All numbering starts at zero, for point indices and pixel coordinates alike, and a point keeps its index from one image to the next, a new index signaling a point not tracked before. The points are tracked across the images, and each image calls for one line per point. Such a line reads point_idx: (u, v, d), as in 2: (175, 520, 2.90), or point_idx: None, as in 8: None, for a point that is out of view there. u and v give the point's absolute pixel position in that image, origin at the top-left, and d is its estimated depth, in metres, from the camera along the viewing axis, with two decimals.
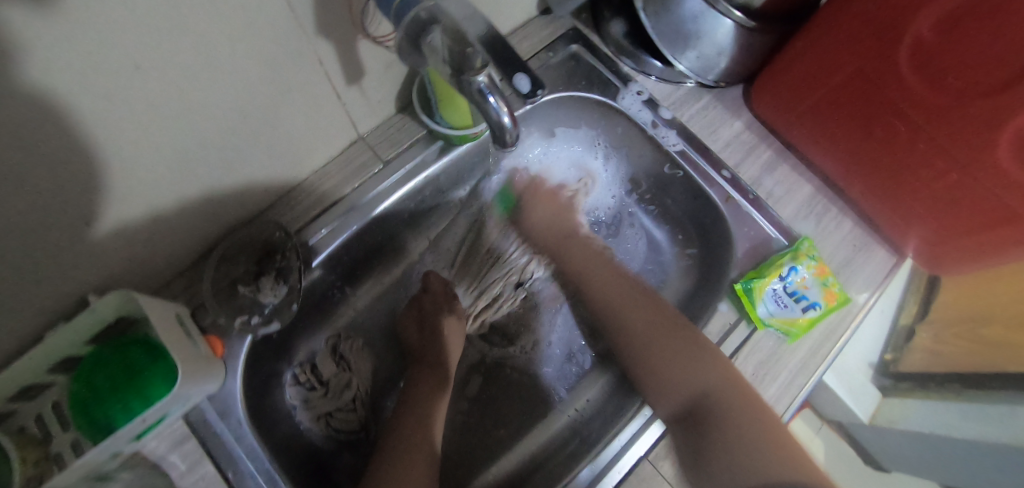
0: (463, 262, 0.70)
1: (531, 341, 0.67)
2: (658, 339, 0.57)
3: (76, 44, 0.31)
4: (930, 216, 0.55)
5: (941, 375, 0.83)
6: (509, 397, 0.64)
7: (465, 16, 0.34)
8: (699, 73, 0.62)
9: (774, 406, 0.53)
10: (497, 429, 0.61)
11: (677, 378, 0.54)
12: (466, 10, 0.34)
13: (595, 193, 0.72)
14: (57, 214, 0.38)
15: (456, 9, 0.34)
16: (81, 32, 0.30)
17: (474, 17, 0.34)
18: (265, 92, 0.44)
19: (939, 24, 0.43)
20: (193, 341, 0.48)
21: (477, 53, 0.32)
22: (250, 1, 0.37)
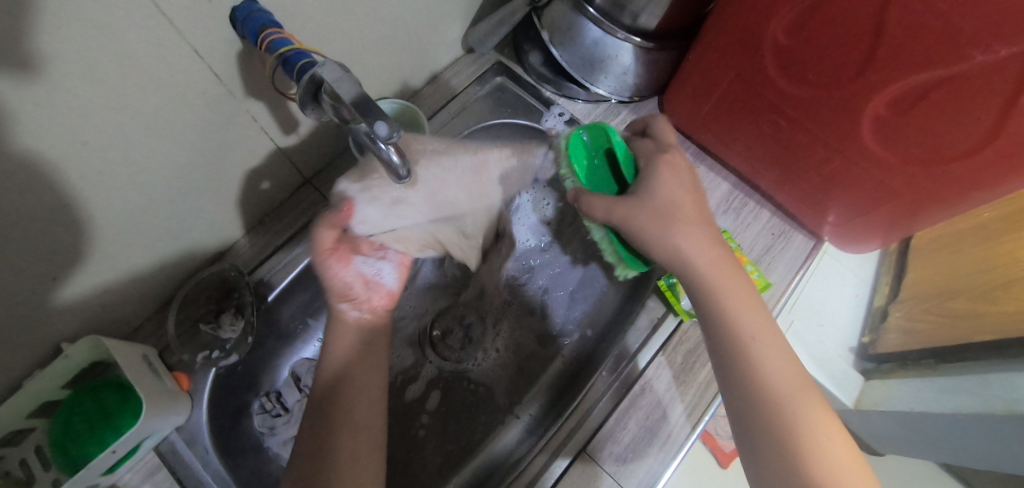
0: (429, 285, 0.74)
1: (486, 353, 0.71)
2: (790, 402, 0.46)
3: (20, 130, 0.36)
4: (828, 201, 0.59)
5: (917, 352, 0.88)
6: (469, 407, 0.67)
7: (334, 78, 0.39)
8: (617, 92, 0.68)
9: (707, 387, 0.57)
10: (465, 438, 0.65)
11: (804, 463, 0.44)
12: (335, 71, 0.39)
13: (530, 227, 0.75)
14: (26, 275, 0.44)
15: (327, 73, 0.39)
16: (24, 117, 0.36)
17: (341, 76, 0.39)
18: (208, 150, 0.50)
19: (789, 29, 0.48)
20: (159, 377, 0.53)
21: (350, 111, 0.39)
22: (180, 77, 0.43)
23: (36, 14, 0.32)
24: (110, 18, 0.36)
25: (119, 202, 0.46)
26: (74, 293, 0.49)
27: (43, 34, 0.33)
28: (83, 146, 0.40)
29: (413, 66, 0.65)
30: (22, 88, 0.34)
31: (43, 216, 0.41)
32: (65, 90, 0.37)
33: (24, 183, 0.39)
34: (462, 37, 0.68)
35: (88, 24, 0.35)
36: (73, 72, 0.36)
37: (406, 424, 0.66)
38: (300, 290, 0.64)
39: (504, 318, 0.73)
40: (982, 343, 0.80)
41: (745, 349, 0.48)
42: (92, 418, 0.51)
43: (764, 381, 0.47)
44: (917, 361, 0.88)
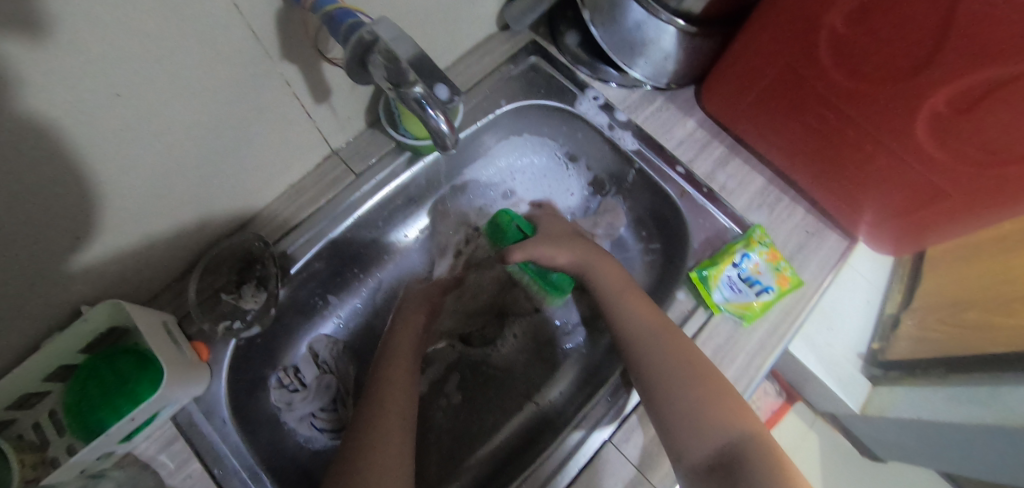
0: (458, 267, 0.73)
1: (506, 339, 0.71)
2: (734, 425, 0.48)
3: (45, 77, 0.34)
4: (869, 200, 0.58)
5: (926, 362, 0.86)
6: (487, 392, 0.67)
7: (391, 36, 0.39)
8: (653, 78, 0.66)
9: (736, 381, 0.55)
10: (482, 425, 0.64)
11: (700, 432, 0.48)
12: (391, 31, 0.39)
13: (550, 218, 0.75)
14: (48, 231, 0.42)
15: (384, 31, 0.38)
16: (50, 64, 0.34)
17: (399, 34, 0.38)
18: (238, 112, 0.48)
19: (849, 18, 0.47)
20: (179, 347, 0.51)
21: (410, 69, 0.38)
22: (216, 32, 0.41)
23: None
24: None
25: (146, 162, 0.45)
26: (91, 259, 0.48)
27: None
28: (109, 100, 0.38)
29: (447, 39, 0.63)
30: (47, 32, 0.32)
31: (64, 171, 0.40)
32: (100, 36, 0.35)
33: (46, 134, 0.37)
34: (497, 13, 0.66)
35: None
36: (103, 19, 0.34)
37: (424, 410, 0.65)
38: (322, 265, 0.62)
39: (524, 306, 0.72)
40: (990, 357, 0.78)
41: (688, 391, 0.50)
42: (107, 386, 0.50)
43: (710, 414, 0.49)
44: (926, 371, 0.86)
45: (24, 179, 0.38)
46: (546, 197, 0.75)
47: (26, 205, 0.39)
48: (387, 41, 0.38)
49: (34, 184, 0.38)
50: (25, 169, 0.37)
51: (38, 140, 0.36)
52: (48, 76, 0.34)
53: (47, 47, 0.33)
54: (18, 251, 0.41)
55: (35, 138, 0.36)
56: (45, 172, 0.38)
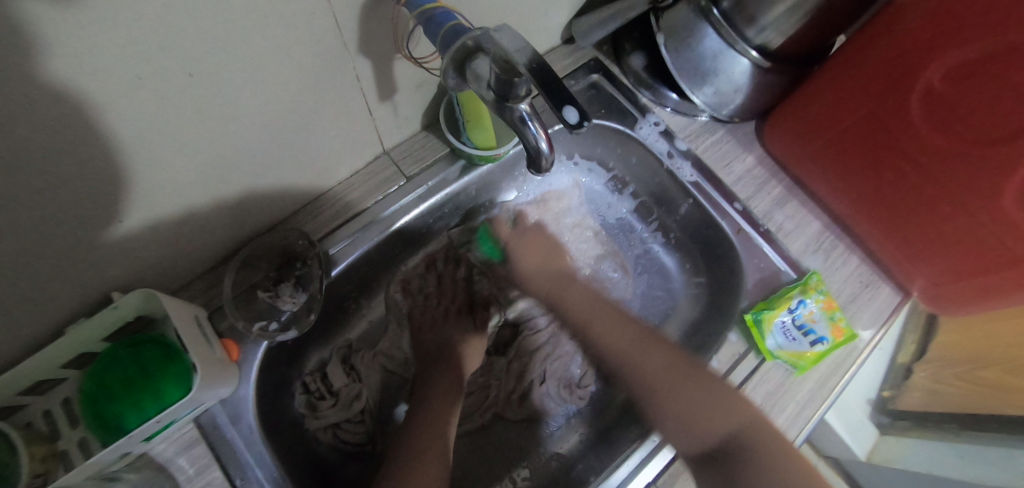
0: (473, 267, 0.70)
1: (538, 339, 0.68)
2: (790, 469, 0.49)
3: (105, 50, 0.31)
4: (935, 258, 0.56)
5: (940, 415, 0.84)
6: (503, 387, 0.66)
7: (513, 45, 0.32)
8: (713, 108, 0.63)
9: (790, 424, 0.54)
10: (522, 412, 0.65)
11: (705, 423, 0.53)
12: (514, 39, 0.32)
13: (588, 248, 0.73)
14: (89, 208, 0.39)
15: (507, 41, 0.32)
16: (113, 36, 0.31)
17: (522, 44, 0.32)
18: (305, 102, 0.46)
19: (948, 76, 0.46)
20: (210, 343, 0.48)
21: (526, 85, 0.33)
22: (300, 17, 0.38)
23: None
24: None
25: (202, 146, 0.42)
26: (131, 226, 0.44)
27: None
28: (169, 79, 0.35)
29: None
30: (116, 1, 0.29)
31: (106, 148, 0.37)
32: (189, 7, 0.32)
33: (93, 106, 0.34)
34: (565, 25, 0.64)
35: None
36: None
37: (481, 382, 0.67)
38: (361, 268, 0.59)
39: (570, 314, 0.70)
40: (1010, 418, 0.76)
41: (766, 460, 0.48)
42: (131, 378, 0.46)
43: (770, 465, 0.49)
44: (939, 424, 0.84)
45: (64, 153, 0.35)
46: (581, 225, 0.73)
47: (64, 180, 0.36)
48: (507, 51, 0.32)
49: (76, 160, 0.36)
50: (67, 142, 0.34)
51: (83, 114, 0.33)
52: (108, 48, 0.31)
53: (120, 16, 0.30)
54: (48, 228, 0.38)
55: (79, 111, 0.33)
56: (88, 147, 0.36)
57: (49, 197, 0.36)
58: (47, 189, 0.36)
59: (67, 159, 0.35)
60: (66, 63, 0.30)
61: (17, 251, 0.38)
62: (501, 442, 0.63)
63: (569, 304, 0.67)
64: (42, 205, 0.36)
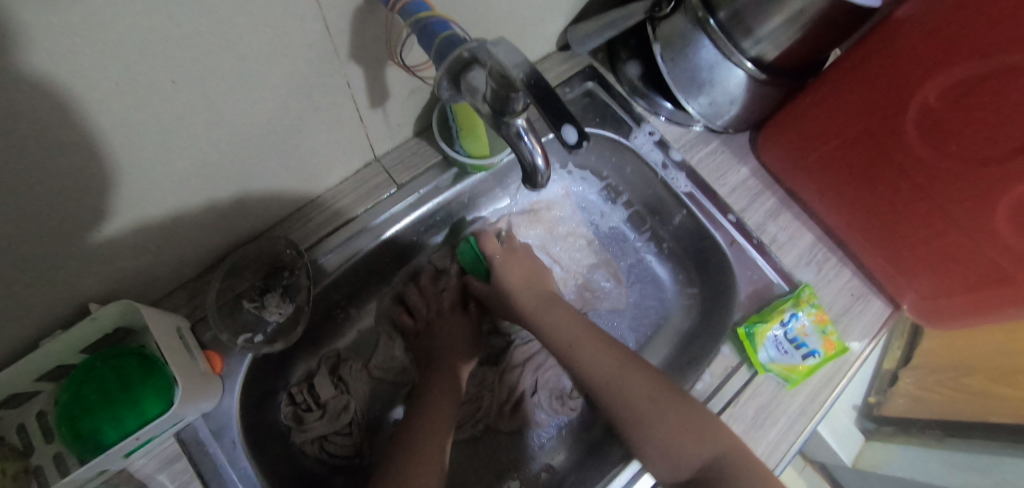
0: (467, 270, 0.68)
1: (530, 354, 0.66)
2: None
3: (82, 57, 0.30)
4: (926, 273, 0.57)
5: (917, 421, 0.84)
6: (498, 399, 0.65)
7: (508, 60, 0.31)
8: (707, 118, 0.63)
9: (786, 434, 0.54)
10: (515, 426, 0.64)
11: (682, 448, 0.49)
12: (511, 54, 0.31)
13: (585, 257, 0.72)
14: (66, 218, 0.38)
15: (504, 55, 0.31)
16: (91, 42, 0.29)
17: (520, 59, 0.31)
18: (293, 110, 0.44)
19: (947, 92, 0.46)
20: (193, 356, 0.47)
21: (523, 101, 0.32)
22: (290, 24, 0.37)
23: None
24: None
25: (187, 155, 0.41)
26: (113, 233, 0.42)
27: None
28: (150, 86, 0.34)
29: None
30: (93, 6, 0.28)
31: (85, 157, 0.35)
32: (173, 15, 0.31)
33: (69, 116, 0.32)
34: (560, 32, 0.63)
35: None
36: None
37: (473, 392, 0.65)
38: (350, 277, 0.58)
39: None
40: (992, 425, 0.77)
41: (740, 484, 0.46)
42: (109, 391, 0.44)
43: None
44: (922, 431, 0.83)
45: (40, 164, 0.33)
46: (574, 234, 0.72)
47: (40, 191, 0.35)
48: (505, 64, 0.31)
49: (53, 170, 0.34)
50: (43, 152, 0.33)
51: (59, 122, 0.32)
52: (85, 55, 0.30)
53: (102, 25, 0.29)
54: (23, 240, 0.37)
55: (55, 119, 0.32)
56: (65, 156, 0.34)
57: (24, 208, 0.35)
58: (21, 200, 0.34)
59: (43, 169, 0.34)
60: (40, 71, 0.29)
61: None
62: (498, 450, 0.63)
63: (545, 332, 0.59)
64: (17, 217, 0.35)
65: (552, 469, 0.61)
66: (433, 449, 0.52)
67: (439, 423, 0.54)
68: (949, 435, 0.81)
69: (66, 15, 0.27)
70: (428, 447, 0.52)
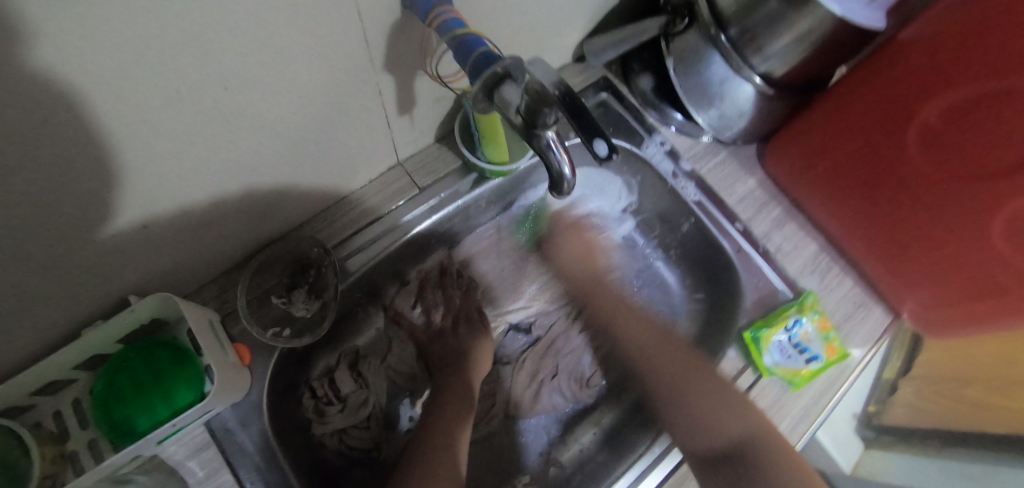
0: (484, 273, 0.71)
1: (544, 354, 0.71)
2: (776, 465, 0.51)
3: (140, 61, 0.32)
4: (926, 282, 0.59)
5: (930, 434, 0.87)
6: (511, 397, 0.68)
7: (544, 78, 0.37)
8: (716, 130, 0.66)
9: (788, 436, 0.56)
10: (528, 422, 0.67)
11: (705, 425, 0.57)
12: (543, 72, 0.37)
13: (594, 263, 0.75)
14: (113, 212, 0.40)
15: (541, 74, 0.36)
16: (146, 48, 0.31)
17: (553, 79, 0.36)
18: (326, 115, 0.47)
19: (945, 113, 0.48)
20: (223, 348, 0.49)
21: (554, 115, 0.35)
22: (330, 35, 0.40)
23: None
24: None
25: (227, 155, 0.43)
26: (124, 224, 0.42)
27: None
28: (199, 90, 0.36)
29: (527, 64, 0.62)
30: (151, 15, 0.30)
31: (132, 155, 0.37)
32: (227, 26, 0.33)
33: (127, 117, 0.34)
34: (576, 44, 0.66)
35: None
36: (210, 8, 0.32)
37: (486, 390, 0.68)
38: (372, 276, 0.61)
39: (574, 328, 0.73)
40: (992, 436, 0.78)
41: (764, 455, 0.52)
42: (141, 381, 0.46)
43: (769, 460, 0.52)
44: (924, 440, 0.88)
45: (93, 161, 0.35)
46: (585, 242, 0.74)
47: (89, 185, 0.37)
48: (542, 83, 0.35)
49: (102, 166, 0.36)
50: (94, 149, 0.35)
51: (112, 122, 0.34)
52: (140, 60, 0.32)
53: (166, 36, 0.31)
54: (73, 232, 0.39)
55: (108, 118, 0.34)
56: (113, 153, 0.36)
57: (74, 202, 0.37)
58: (74, 194, 0.36)
59: (93, 164, 0.36)
60: (100, 74, 0.31)
61: (40, 253, 0.38)
62: (512, 446, 0.65)
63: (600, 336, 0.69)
64: (67, 209, 0.37)
65: (561, 465, 0.63)
66: (449, 445, 0.54)
67: (457, 419, 0.57)
68: (948, 444, 0.83)
69: (137, 27, 0.30)
70: (447, 441, 0.55)
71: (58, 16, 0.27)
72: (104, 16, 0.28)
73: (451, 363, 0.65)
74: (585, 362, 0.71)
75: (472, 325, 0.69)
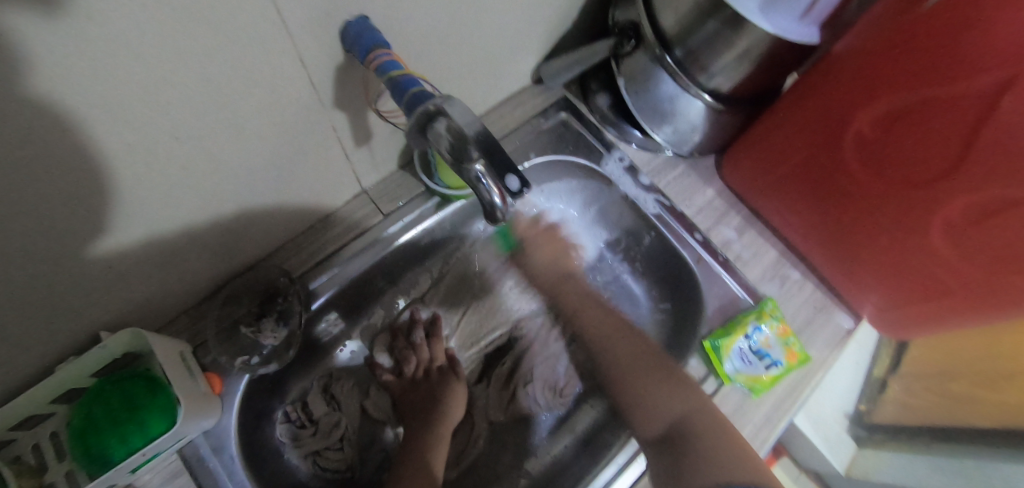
0: (454, 296, 0.73)
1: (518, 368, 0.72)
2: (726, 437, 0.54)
3: (94, 122, 0.34)
4: (879, 285, 0.60)
5: (913, 428, 0.88)
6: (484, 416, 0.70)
7: (465, 120, 0.40)
8: (674, 145, 0.68)
9: (753, 439, 0.58)
10: (501, 440, 0.68)
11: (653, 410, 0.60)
12: (463, 112, 0.40)
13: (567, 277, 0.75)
14: (76, 255, 0.42)
15: (459, 117, 0.39)
16: (101, 109, 0.34)
17: (471, 120, 0.40)
18: (284, 151, 0.49)
19: (877, 122, 0.50)
20: (194, 378, 0.51)
21: (475, 153, 0.39)
22: (279, 83, 0.42)
23: (137, 5, 0.30)
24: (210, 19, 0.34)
25: (187, 196, 0.45)
26: (111, 246, 0.44)
27: (136, 26, 0.31)
28: (153, 141, 0.39)
29: (484, 90, 0.64)
30: (102, 80, 0.32)
31: (95, 204, 0.40)
32: (175, 84, 0.36)
33: (85, 171, 0.37)
34: (533, 67, 0.68)
35: (187, 22, 0.33)
36: (159, 68, 0.34)
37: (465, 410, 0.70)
38: (343, 300, 0.63)
39: (547, 340, 0.73)
40: (978, 432, 0.80)
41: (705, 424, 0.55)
42: (116, 413, 0.47)
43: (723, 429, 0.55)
44: (912, 436, 0.88)
45: (56, 212, 0.38)
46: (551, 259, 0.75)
47: (56, 235, 0.39)
48: (460, 125, 0.39)
49: (68, 218, 0.39)
50: (59, 203, 0.37)
51: (72, 177, 0.36)
52: (96, 120, 0.34)
53: (119, 98, 0.34)
54: (42, 277, 0.41)
55: (70, 174, 0.36)
56: (77, 206, 0.38)
57: (43, 251, 0.39)
58: (38, 242, 0.38)
59: (58, 217, 0.38)
60: (56, 137, 0.33)
61: (12, 298, 0.40)
62: (492, 467, 0.66)
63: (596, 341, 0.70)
64: (33, 258, 0.39)
65: (531, 476, 0.63)
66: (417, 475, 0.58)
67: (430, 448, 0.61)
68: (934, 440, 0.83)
69: (88, 92, 0.32)
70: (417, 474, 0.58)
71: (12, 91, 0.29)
72: (54, 85, 0.31)
73: (426, 406, 0.65)
74: (559, 369, 0.71)
75: (444, 371, 0.70)
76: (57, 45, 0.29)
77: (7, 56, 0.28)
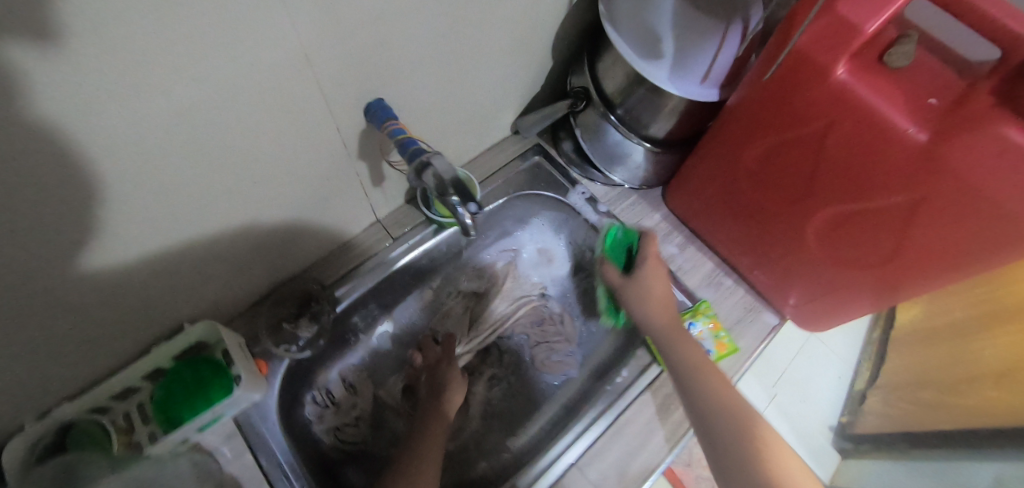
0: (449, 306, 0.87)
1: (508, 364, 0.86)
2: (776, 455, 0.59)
3: (206, 180, 0.51)
4: (793, 285, 0.74)
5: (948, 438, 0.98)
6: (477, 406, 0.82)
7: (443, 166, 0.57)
8: (629, 180, 0.85)
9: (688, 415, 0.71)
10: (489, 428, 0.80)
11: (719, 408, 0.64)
12: (443, 162, 0.57)
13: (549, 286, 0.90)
14: (177, 270, 0.59)
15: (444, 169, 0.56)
16: (212, 170, 0.51)
17: (450, 170, 0.57)
18: (321, 192, 0.66)
19: (762, 156, 0.65)
20: (248, 361, 0.67)
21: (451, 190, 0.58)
22: (322, 146, 0.60)
23: (242, 107, 0.48)
24: (280, 113, 0.51)
25: (253, 225, 0.62)
26: (203, 261, 0.61)
27: (241, 118, 0.48)
28: (238, 190, 0.56)
29: (473, 141, 0.82)
30: (215, 152, 0.50)
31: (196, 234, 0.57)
32: (257, 152, 0.53)
33: (196, 211, 0.54)
34: (511, 122, 0.86)
35: (266, 115, 0.50)
36: (249, 142, 0.51)
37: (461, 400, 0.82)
38: (363, 306, 0.79)
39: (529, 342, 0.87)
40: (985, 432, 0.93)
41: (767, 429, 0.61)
42: (188, 386, 0.63)
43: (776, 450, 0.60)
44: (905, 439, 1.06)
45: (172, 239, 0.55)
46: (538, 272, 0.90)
47: (167, 255, 0.56)
48: (443, 174, 0.57)
49: (176, 242, 0.55)
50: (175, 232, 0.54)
51: (186, 215, 0.53)
52: (207, 179, 0.51)
53: (224, 164, 0.51)
54: (152, 283, 0.58)
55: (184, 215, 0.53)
56: (184, 235, 0.55)
57: (156, 266, 0.56)
58: (155, 259, 0.55)
59: (171, 242, 0.55)
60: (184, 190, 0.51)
61: (131, 298, 0.57)
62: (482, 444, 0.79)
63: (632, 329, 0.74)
64: (151, 271, 0.56)
65: (512, 451, 0.76)
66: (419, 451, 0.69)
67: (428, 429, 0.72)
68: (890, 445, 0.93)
69: (207, 161, 0.50)
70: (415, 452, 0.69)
71: (165, 164, 0.46)
72: (189, 158, 0.48)
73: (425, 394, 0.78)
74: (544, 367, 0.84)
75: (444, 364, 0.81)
76: (196, 134, 0.46)
77: (169, 142, 0.45)
